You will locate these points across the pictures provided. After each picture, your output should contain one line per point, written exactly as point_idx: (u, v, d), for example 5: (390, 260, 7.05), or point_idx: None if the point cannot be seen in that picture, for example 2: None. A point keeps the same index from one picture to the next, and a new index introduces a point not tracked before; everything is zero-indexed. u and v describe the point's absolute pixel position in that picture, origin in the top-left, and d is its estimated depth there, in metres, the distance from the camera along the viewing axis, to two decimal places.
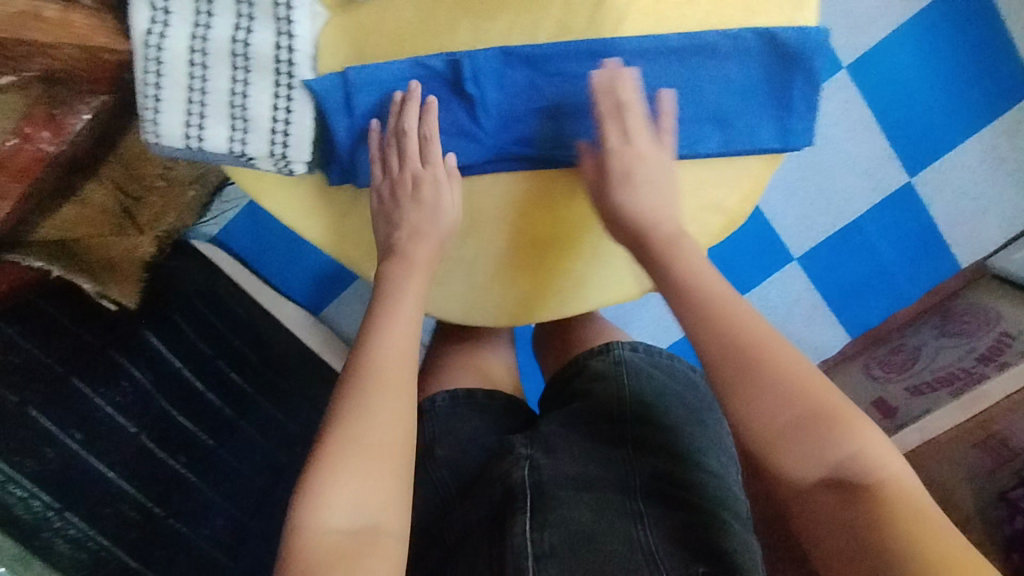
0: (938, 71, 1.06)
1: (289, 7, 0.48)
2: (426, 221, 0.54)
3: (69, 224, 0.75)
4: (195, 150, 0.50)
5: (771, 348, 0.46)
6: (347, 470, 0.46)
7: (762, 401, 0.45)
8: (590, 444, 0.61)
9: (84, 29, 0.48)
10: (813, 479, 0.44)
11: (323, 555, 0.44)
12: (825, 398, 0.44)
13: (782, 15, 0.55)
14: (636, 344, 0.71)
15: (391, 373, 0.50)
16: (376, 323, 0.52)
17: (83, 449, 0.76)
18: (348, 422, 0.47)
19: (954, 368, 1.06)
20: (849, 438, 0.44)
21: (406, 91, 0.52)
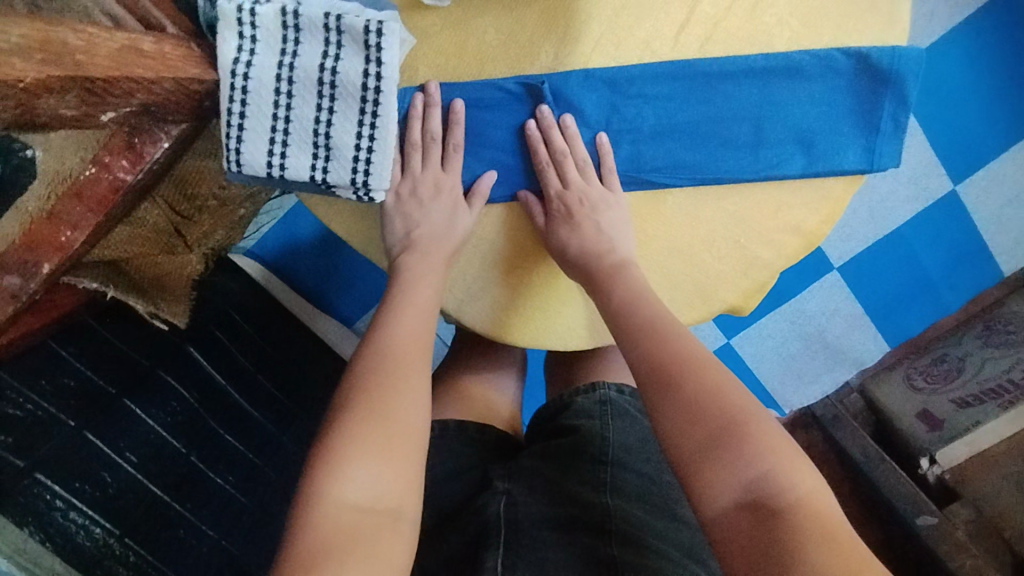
0: (985, 79, 1.04)
1: (380, 33, 0.45)
2: (437, 228, 0.55)
3: (121, 245, 0.72)
4: (276, 178, 0.49)
5: (710, 371, 0.46)
6: (368, 444, 0.45)
7: (681, 420, 0.44)
8: (566, 484, 0.60)
9: (177, 61, 0.44)
10: (725, 503, 0.41)
11: (340, 529, 0.42)
12: (731, 409, 0.44)
13: (874, 34, 0.53)
14: (622, 387, 0.73)
15: (411, 362, 0.50)
16: (395, 314, 0.53)
17: (139, 473, 0.73)
18: (369, 400, 0.47)
19: (1001, 381, 1.00)
20: (753, 457, 0.42)
21: (449, 109, 0.52)
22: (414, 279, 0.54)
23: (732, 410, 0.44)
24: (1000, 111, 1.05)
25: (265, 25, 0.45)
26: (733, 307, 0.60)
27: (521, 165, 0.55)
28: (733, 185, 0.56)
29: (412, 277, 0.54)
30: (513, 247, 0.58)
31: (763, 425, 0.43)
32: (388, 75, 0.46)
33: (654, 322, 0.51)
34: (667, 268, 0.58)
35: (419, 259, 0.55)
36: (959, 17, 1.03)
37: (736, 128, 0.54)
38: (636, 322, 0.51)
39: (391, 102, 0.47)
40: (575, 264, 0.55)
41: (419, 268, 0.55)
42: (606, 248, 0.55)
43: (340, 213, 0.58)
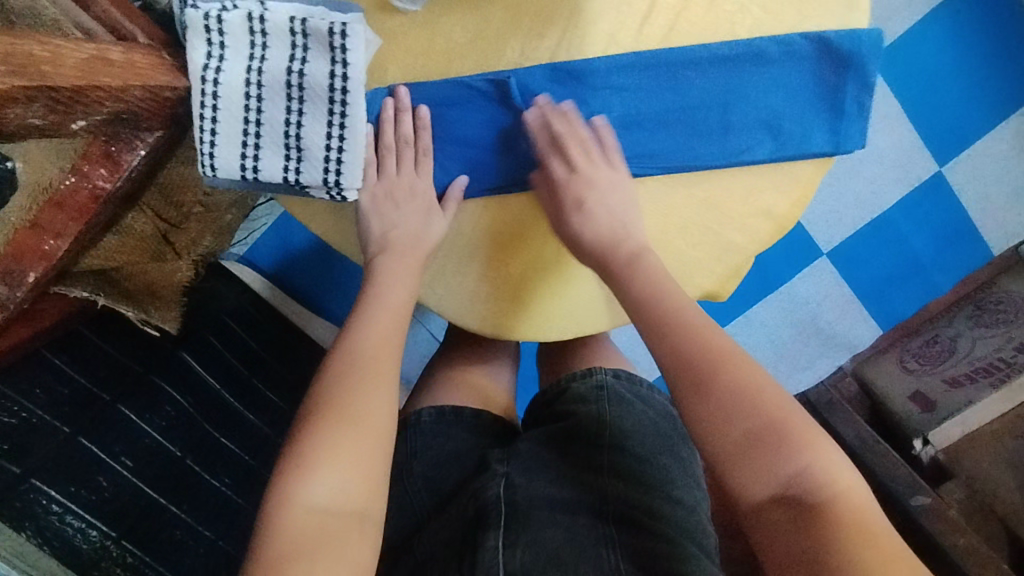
0: (965, 59, 1.05)
1: (344, 35, 0.46)
2: (410, 227, 0.56)
3: (111, 254, 0.74)
4: (250, 181, 0.50)
5: (738, 364, 0.46)
6: (331, 448, 0.46)
7: (732, 414, 0.44)
8: (565, 466, 0.62)
9: (146, 69, 0.45)
10: (763, 497, 0.42)
11: (303, 532, 0.44)
12: (768, 408, 0.44)
13: (836, 18, 0.54)
14: (619, 372, 0.72)
15: (382, 366, 0.51)
16: (361, 321, 0.54)
17: (134, 476, 0.75)
18: (332, 405, 0.48)
19: (993, 359, 1.03)
20: (797, 451, 0.42)
21: (415, 113, 0.54)
22: (379, 286, 0.56)
23: (770, 406, 0.44)
24: (982, 91, 1.06)
25: (232, 31, 0.46)
26: (710, 293, 0.61)
27: (495, 159, 0.56)
28: (704, 172, 0.57)
29: (379, 284, 0.56)
30: (494, 238, 0.59)
31: (803, 421, 0.44)
32: (354, 76, 0.47)
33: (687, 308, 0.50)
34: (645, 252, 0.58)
35: (385, 265, 0.56)
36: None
37: (703, 115, 0.55)
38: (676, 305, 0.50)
39: (359, 102, 0.48)
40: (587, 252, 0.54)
41: (385, 275, 0.56)
42: (621, 235, 0.54)
43: (316, 213, 0.59)
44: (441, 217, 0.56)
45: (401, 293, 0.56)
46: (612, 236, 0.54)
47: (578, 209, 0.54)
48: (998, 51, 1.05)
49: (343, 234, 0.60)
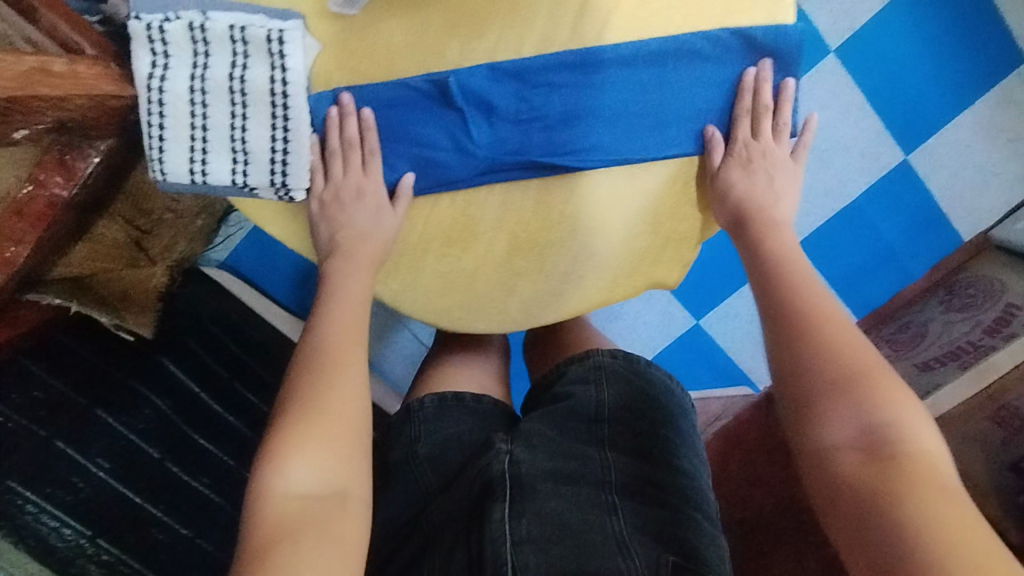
0: (929, 46, 1.00)
1: (281, 41, 0.48)
2: (365, 225, 0.58)
3: (80, 261, 0.76)
4: (199, 184, 0.52)
5: (832, 325, 0.50)
6: (303, 436, 0.48)
7: (825, 364, 0.47)
8: (566, 441, 0.64)
9: (90, 78, 0.48)
10: (842, 440, 0.45)
11: (284, 515, 0.45)
12: (865, 359, 0.47)
13: (762, 12, 0.56)
14: (615, 351, 0.74)
15: (343, 355, 0.53)
16: (328, 316, 0.56)
17: (110, 477, 0.77)
18: (302, 398, 0.50)
19: (962, 342, 1.05)
20: (884, 401, 0.45)
21: (362, 119, 0.56)
22: (343, 286, 0.57)
23: (861, 362, 0.47)
24: (948, 77, 1.01)
25: (175, 40, 0.48)
26: (659, 281, 0.67)
27: (442, 156, 0.58)
28: (645, 166, 0.59)
29: (341, 283, 0.57)
30: (444, 234, 0.62)
31: (899, 388, 0.46)
32: (294, 80, 0.49)
33: (780, 281, 0.55)
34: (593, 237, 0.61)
35: (351, 267, 0.58)
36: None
37: (636, 108, 0.57)
38: (799, 273, 0.55)
39: (299, 105, 0.50)
40: (735, 208, 0.60)
41: (347, 276, 0.58)
42: (758, 204, 0.60)
43: (277, 214, 0.62)
44: (390, 215, 0.59)
45: (358, 290, 0.57)
46: (751, 201, 0.60)
47: (740, 165, 0.59)
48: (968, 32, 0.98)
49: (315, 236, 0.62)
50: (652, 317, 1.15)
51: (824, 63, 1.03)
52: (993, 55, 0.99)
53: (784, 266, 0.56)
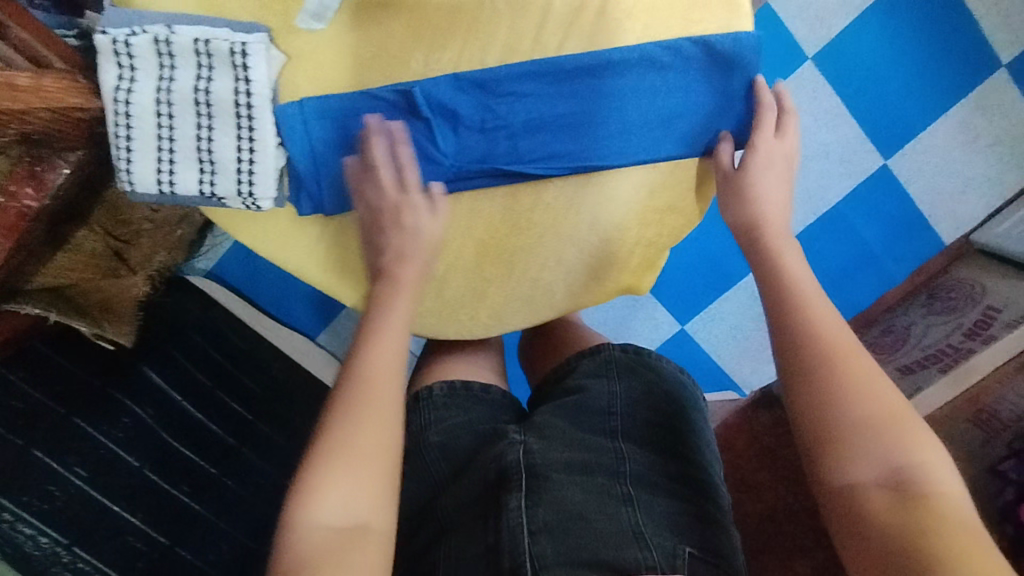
0: (904, 53, 1.03)
1: (244, 54, 0.51)
2: (407, 244, 0.56)
3: (64, 270, 0.78)
4: (166, 193, 0.55)
5: (855, 356, 0.50)
6: (339, 469, 0.47)
7: (853, 399, 0.48)
8: (578, 432, 0.63)
9: (54, 92, 0.49)
10: (869, 479, 0.46)
11: (318, 550, 0.45)
12: (887, 399, 0.48)
13: (719, 22, 0.58)
14: (626, 346, 0.73)
15: (379, 386, 0.50)
16: (374, 338, 0.53)
17: (88, 486, 0.77)
18: (340, 425, 0.48)
19: (941, 346, 1.02)
20: (911, 449, 0.47)
21: (368, 129, 0.56)
22: (390, 305, 0.55)
23: (892, 405, 0.48)
24: (926, 82, 1.04)
25: (140, 53, 0.51)
26: (630, 287, 0.67)
27: (412, 165, 0.59)
28: (608, 173, 0.61)
29: (389, 302, 0.54)
30: None
31: (919, 429, 0.47)
32: (258, 91, 0.53)
33: (806, 293, 0.54)
34: (563, 242, 0.62)
35: (400, 286, 0.55)
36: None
37: (592, 116, 0.58)
38: (798, 291, 0.54)
39: (264, 115, 0.54)
40: (741, 215, 0.59)
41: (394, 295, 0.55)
42: (777, 216, 0.59)
43: (245, 223, 0.61)
44: (432, 220, 0.57)
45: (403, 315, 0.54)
46: (770, 217, 0.58)
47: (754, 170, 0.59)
48: (942, 39, 1.02)
49: (302, 239, 0.62)
50: (639, 323, 1.14)
51: (801, 70, 1.04)
52: (970, 60, 1.02)
53: (792, 273, 0.55)
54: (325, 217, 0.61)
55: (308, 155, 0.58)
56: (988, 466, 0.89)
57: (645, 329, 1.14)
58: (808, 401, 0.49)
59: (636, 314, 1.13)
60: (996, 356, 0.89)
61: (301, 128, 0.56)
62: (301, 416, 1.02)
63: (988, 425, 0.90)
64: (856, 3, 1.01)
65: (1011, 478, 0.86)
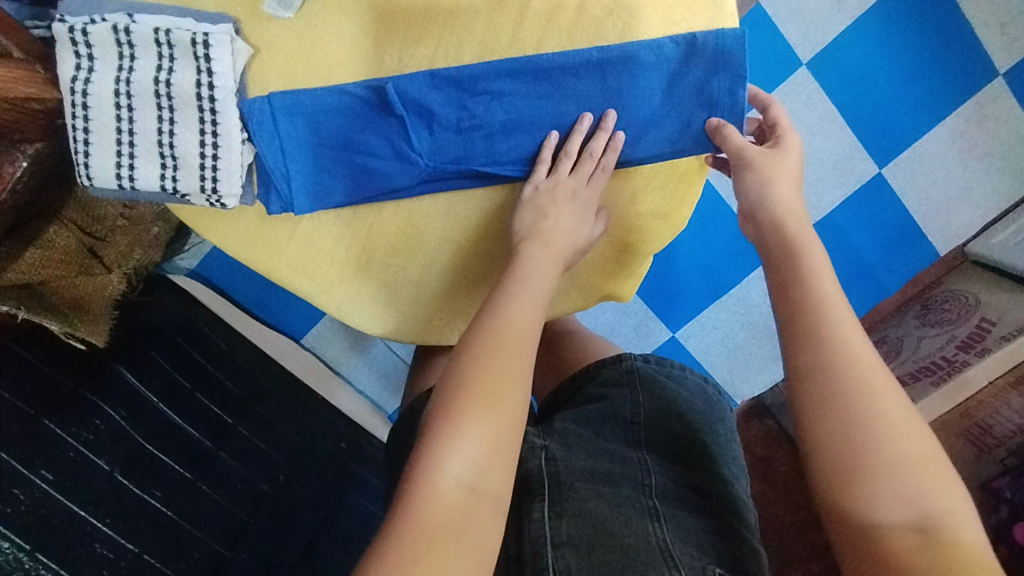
0: (898, 60, 1.01)
1: (206, 46, 0.51)
2: (565, 231, 0.56)
3: (35, 267, 0.75)
4: (127, 188, 0.54)
5: (883, 393, 0.47)
6: (483, 425, 0.45)
7: (884, 436, 0.46)
8: (602, 442, 0.62)
9: (8, 82, 0.48)
10: (899, 520, 0.44)
11: (450, 509, 0.42)
12: (920, 442, 0.46)
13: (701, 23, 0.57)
14: (648, 355, 0.72)
15: (522, 347, 0.49)
16: (512, 303, 0.51)
17: (54, 490, 0.73)
18: (482, 379, 0.46)
19: (936, 358, 1.01)
20: (937, 495, 0.44)
21: (603, 120, 0.57)
22: (525, 277, 0.53)
23: (922, 448, 0.46)
24: (921, 90, 1.02)
25: (99, 43, 0.51)
26: (612, 294, 0.67)
27: (390, 165, 0.57)
28: None
29: (523, 272, 0.53)
30: (389, 242, 0.61)
31: (945, 477, 0.45)
32: (220, 83, 0.52)
33: (833, 313, 0.50)
34: None
35: (528, 259, 0.54)
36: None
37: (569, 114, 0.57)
38: (822, 313, 0.50)
39: (228, 109, 0.53)
40: None
41: (526, 267, 0.54)
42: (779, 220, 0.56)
43: (215, 222, 0.59)
44: (587, 224, 0.58)
45: (539, 289, 0.53)
46: (785, 211, 0.55)
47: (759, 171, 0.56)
48: (939, 47, 1.00)
49: (273, 237, 0.59)
50: (628, 330, 1.11)
51: (795, 76, 1.02)
52: (964, 68, 1.01)
53: (824, 289, 0.51)
54: (296, 215, 0.59)
55: (278, 153, 0.56)
56: (981, 484, 0.89)
57: (634, 335, 1.11)
58: (831, 434, 0.47)
59: (627, 321, 1.10)
60: (993, 369, 0.85)
61: (274, 126, 0.55)
62: (284, 415, 1.03)
63: (982, 442, 0.89)
64: (851, 8, 0.99)
65: (1005, 497, 0.85)
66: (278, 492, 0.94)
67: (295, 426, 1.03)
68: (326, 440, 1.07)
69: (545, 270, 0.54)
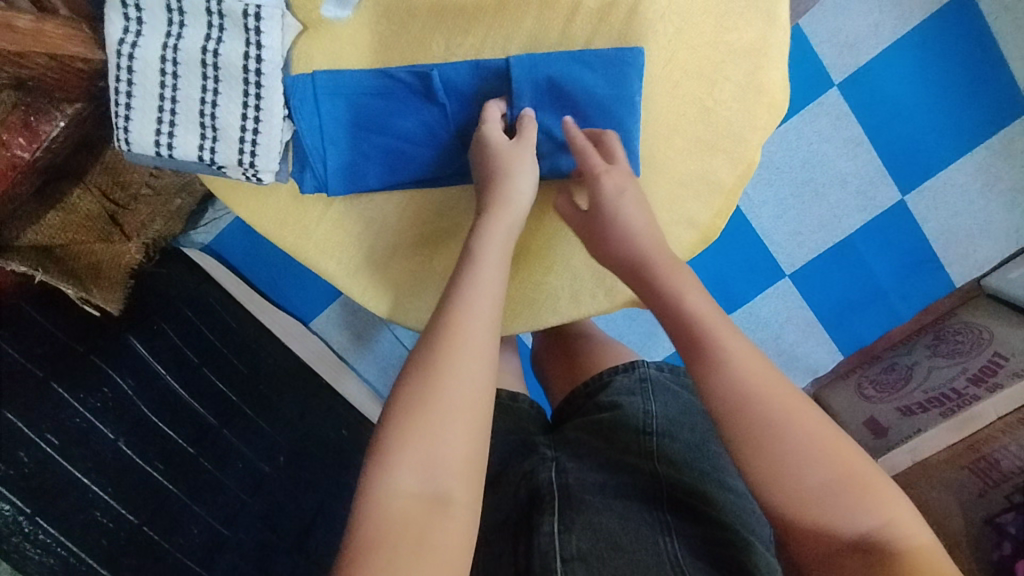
0: (930, 89, 1.01)
1: (258, 19, 0.51)
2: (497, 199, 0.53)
3: (55, 230, 0.76)
4: (164, 156, 0.53)
5: (799, 408, 0.47)
6: (430, 431, 0.44)
7: (807, 460, 0.46)
8: (612, 450, 0.61)
9: (55, 38, 0.49)
10: (843, 541, 0.45)
11: (403, 519, 0.42)
12: (854, 462, 0.46)
13: (746, 45, 0.59)
14: (661, 364, 0.72)
15: (471, 338, 0.47)
16: (465, 299, 0.49)
17: (58, 454, 0.72)
18: (424, 384, 0.45)
19: (947, 390, 1.00)
20: (875, 508, 0.44)
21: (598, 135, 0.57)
22: (478, 266, 0.51)
23: (856, 467, 0.46)
24: (951, 120, 1.02)
25: (150, 9, 0.51)
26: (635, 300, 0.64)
27: (426, 154, 0.57)
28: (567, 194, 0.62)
29: (478, 260, 0.51)
30: (418, 234, 0.60)
31: (886, 488, 0.45)
32: (268, 58, 0.52)
33: (735, 344, 0.50)
34: (571, 250, 0.63)
35: (487, 243, 0.52)
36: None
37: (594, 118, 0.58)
38: (728, 336, 0.50)
39: (272, 83, 0.53)
40: None
41: (481, 253, 0.51)
42: None
43: (247, 199, 0.58)
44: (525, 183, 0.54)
45: (495, 276, 0.51)
46: None
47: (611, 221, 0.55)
48: (971, 78, 1.00)
49: (301, 218, 0.59)
50: (637, 338, 1.10)
51: (827, 97, 1.02)
52: (996, 103, 1.00)
53: (717, 326, 0.51)
54: (329, 197, 0.58)
55: (316, 133, 0.56)
56: (984, 518, 0.86)
57: (643, 343, 1.09)
58: (753, 464, 0.47)
59: (636, 328, 1.09)
60: (1001, 405, 0.85)
61: (313, 100, 0.55)
62: (291, 397, 1.01)
63: (986, 476, 0.87)
64: (888, 33, 0.99)
65: (1009, 532, 0.82)
66: (279, 473, 0.93)
67: (301, 409, 1.02)
68: (327, 427, 1.03)
69: (497, 255, 0.51)
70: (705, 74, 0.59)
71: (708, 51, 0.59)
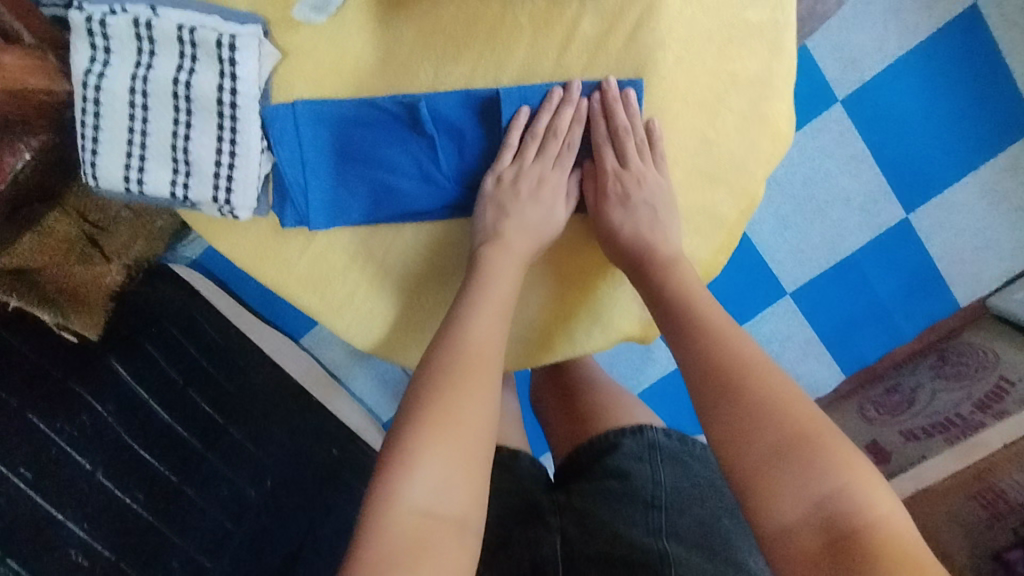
0: (935, 105, 0.98)
1: (232, 49, 0.49)
2: (540, 220, 0.55)
3: (32, 254, 0.75)
4: (135, 192, 0.51)
5: (760, 370, 0.46)
6: (446, 444, 0.44)
7: (761, 424, 0.44)
8: (620, 525, 0.58)
9: (15, 73, 0.46)
10: (795, 514, 0.42)
11: (412, 536, 0.41)
12: (812, 426, 0.44)
13: (748, 69, 0.57)
14: (671, 430, 0.69)
15: (485, 360, 0.49)
16: (476, 317, 0.51)
17: (32, 488, 0.69)
18: (442, 398, 0.46)
19: (949, 415, 0.96)
20: (828, 470, 0.42)
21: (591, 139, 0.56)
22: (488, 288, 0.53)
23: (811, 425, 0.44)
24: (955, 137, 0.99)
25: (117, 36, 0.49)
26: (629, 336, 0.62)
27: (422, 185, 0.54)
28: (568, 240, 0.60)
29: (487, 276, 0.53)
30: (411, 271, 0.57)
31: (843, 446, 0.43)
32: (244, 89, 0.50)
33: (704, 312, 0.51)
34: (568, 287, 0.60)
35: (494, 264, 0.53)
36: (960, 6, 0.94)
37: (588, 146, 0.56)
38: (701, 320, 0.50)
39: (247, 115, 0.51)
40: None
41: (489, 274, 0.53)
42: None
43: (228, 233, 0.55)
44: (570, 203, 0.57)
45: (505, 296, 0.53)
46: None
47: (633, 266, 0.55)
48: (977, 94, 0.97)
49: (283, 253, 0.56)
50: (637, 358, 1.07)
51: (829, 114, 0.99)
52: (1004, 119, 0.98)
53: (706, 330, 0.50)
54: (311, 231, 0.55)
55: (300, 165, 0.53)
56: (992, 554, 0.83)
57: (642, 364, 1.07)
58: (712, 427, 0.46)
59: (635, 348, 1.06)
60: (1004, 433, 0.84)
61: (296, 132, 0.53)
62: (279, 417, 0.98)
63: (990, 507, 0.85)
64: (893, 48, 0.96)
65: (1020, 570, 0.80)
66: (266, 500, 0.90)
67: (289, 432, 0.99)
68: None
69: (505, 277, 0.53)
70: (707, 101, 0.57)
71: (710, 78, 0.56)
